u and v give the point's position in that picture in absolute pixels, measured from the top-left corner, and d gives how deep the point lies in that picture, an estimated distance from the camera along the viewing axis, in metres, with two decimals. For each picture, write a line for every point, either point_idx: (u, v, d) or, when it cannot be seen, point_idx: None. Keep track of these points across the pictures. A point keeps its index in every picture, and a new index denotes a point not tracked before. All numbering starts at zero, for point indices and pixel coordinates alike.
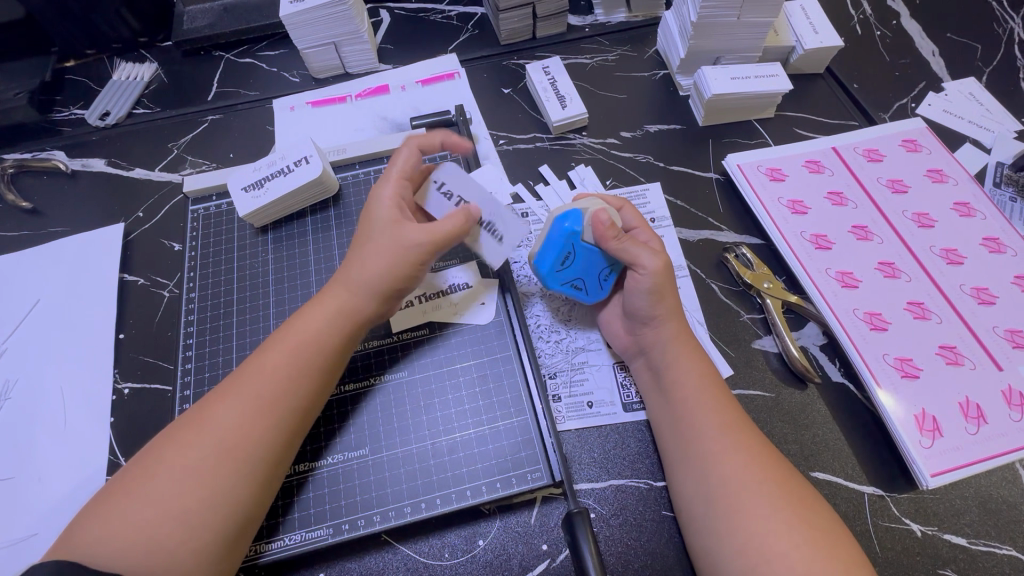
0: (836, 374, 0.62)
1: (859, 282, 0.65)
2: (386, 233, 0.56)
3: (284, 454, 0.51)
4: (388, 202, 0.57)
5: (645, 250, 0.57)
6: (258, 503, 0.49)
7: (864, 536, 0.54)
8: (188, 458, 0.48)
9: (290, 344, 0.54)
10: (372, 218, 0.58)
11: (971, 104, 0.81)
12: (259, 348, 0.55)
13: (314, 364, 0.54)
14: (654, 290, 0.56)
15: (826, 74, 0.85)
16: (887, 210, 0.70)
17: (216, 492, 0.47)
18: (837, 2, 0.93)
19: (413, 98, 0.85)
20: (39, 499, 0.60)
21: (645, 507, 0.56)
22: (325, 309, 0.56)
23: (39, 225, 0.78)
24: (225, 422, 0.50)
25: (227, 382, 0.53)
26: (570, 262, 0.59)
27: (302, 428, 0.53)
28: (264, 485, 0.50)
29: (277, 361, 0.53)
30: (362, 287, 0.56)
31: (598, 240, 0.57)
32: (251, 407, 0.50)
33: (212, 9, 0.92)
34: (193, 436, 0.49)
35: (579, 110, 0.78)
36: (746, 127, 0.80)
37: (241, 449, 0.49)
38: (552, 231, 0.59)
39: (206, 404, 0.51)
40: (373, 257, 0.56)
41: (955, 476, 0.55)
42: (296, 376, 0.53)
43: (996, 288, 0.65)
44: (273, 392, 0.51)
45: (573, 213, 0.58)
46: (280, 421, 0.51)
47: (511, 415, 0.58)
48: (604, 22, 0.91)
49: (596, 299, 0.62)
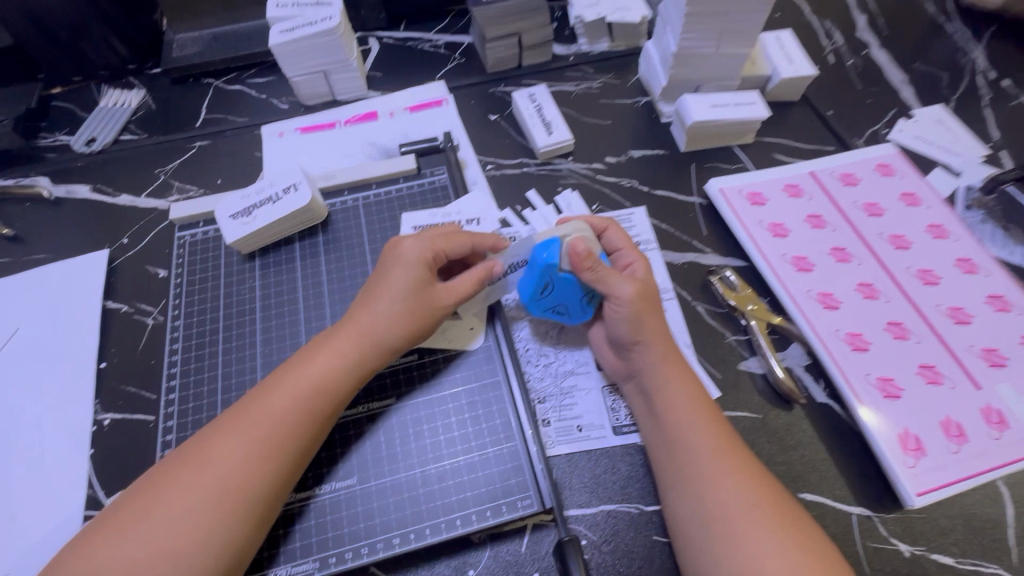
0: (821, 395, 0.63)
1: (839, 303, 0.67)
2: (413, 287, 0.57)
3: (282, 496, 0.51)
4: (421, 255, 0.58)
5: (617, 277, 0.58)
6: (252, 547, 0.48)
7: (853, 557, 0.54)
8: (185, 500, 0.47)
9: (298, 387, 0.53)
10: (401, 268, 0.58)
11: (940, 130, 0.85)
12: (264, 384, 0.54)
13: (320, 406, 0.53)
14: (633, 316, 0.58)
15: (802, 101, 0.88)
16: (864, 232, 0.72)
17: (211, 536, 0.46)
18: (810, 32, 0.97)
19: (402, 125, 0.86)
20: (11, 535, 0.58)
21: (636, 533, 0.55)
22: (335, 351, 0.55)
23: (20, 251, 0.77)
24: (227, 464, 0.49)
25: (228, 419, 0.52)
26: (550, 290, 0.60)
27: (302, 469, 0.52)
28: (259, 529, 0.49)
29: (284, 403, 0.52)
30: (375, 332, 0.56)
31: (573, 269, 0.57)
32: (254, 450, 0.50)
33: (202, 37, 0.93)
34: (190, 477, 0.48)
35: (565, 136, 0.80)
36: (726, 152, 0.83)
37: (241, 491, 0.48)
38: (531, 260, 0.60)
39: (206, 441, 0.50)
40: (394, 307, 0.56)
41: (939, 495, 0.55)
42: (300, 419, 0.52)
43: (971, 307, 0.67)
44: (277, 435, 0.51)
45: (549, 243, 0.58)
46: (282, 465, 0.50)
47: (501, 441, 0.58)
48: (588, 51, 0.94)
49: (582, 320, 0.63)
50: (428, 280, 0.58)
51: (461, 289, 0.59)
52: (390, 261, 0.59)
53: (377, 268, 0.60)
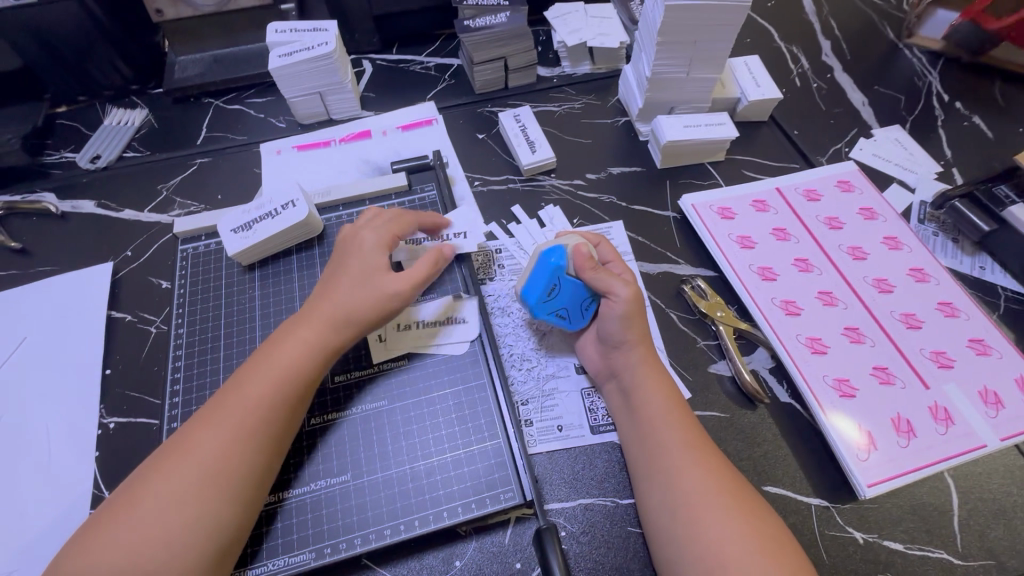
0: (784, 395, 0.68)
1: (801, 309, 0.72)
2: (372, 276, 0.62)
3: (264, 476, 0.54)
4: (378, 247, 0.64)
5: (617, 279, 0.63)
6: (240, 525, 0.52)
7: (812, 545, 0.59)
8: (175, 484, 0.50)
9: (271, 374, 0.57)
10: (361, 261, 0.63)
11: (897, 149, 0.91)
12: (238, 375, 0.58)
13: (293, 390, 0.57)
14: (626, 315, 0.62)
15: (770, 122, 0.94)
16: (825, 244, 0.78)
17: (200, 515, 0.50)
18: (778, 56, 1.03)
19: (394, 143, 0.91)
20: (19, 533, 0.61)
21: (612, 524, 0.59)
22: (303, 339, 0.59)
23: (27, 264, 0.80)
24: (208, 448, 0.52)
25: (208, 409, 0.55)
26: (556, 293, 0.65)
27: (281, 451, 0.56)
28: (246, 508, 0.52)
29: (257, 389, 0.56)
30: (341, 320, 0.60)
31: (577, 270, 0.63)
32: (232, 433, 0.53)
33: (203, 59, 0.98)
34: (177, 463, 0.52)
35: (548, 154, 0.85)
36: (700, 169, 0.88)
37: (225, 472, 0.52)
38: (538, 266, 0.65)
39: (189, 431, 0.54)
40: (357, 295, 0.61)
41: (890, 485, 0.60)
42: (275, 403, 0.56)
43: (922, 313, 0.72)
44: (255, 418, 0.54)
45: (557, 249, 0.64)
46: (260, 446, 0.54)
47: (485, 439, 0.62)
48: (570, 73, 1.00)
49: (580, 326, 0.67)
50: (384, 268, 0.63)
51: (415, 272, 0.63)
52: (352, 255, 0.64)
53: (337, 263, 0.65)
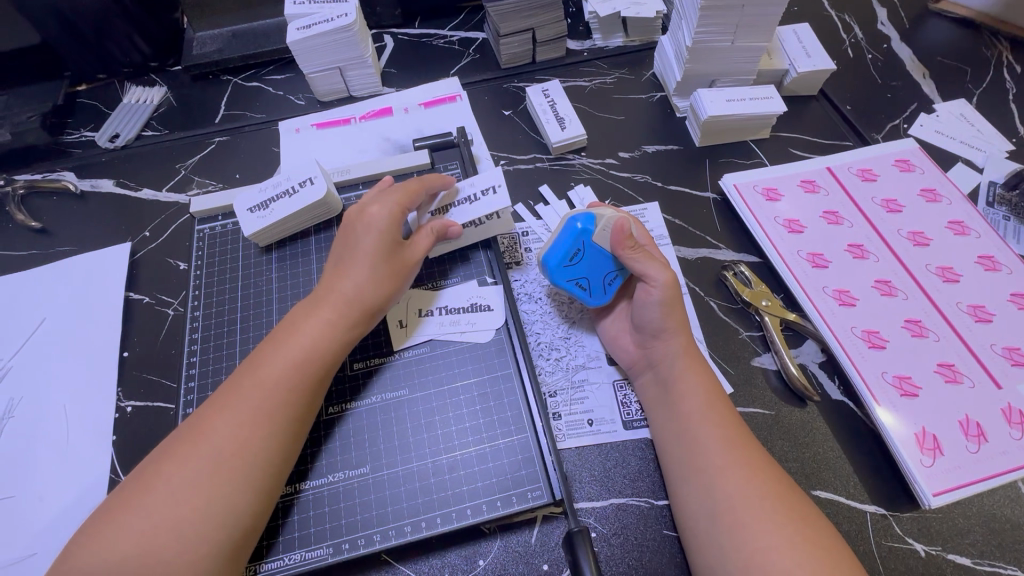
0: (836, 392, 0.62)
1: (856, 300, 0.66)
2: (388, 251, 0.59)
3: (282, 464, 0.51)
4: (389, 221, 0.59)
5: (654, 263, 0.58)
6: (257, 514, 0.49)
7: (868, 555, 0.54)
8: (187, 472, 0.48)
9: (289, 356, 0.54)
10: (375, 236, 0.59)
11: (962, 125, 0.83)
12: (253, 358, 0.55)
13: (313, 374, 0.54)
14: (665, 302, 0.58)
15: (820, 96, 0.87)
16: (882, 228, 0.71)
17: (213, 503, 0.47)
18: (829, 25, 0.95)
19: (416, 120, 0.86)
20: (37, 515, 0.60)
21: (645, 527, 0.55)
22: (321, 322, 0.56)
23: (48, 244, 0.79)
24: (223, 433, 0.50)
25: (222, 394, 0.53)
26: (579, 259, 0.61)
27: (300, 440, 0.53)
28: (262, 497, 0.50)
29: (273, 373, 0.53)
30: (361, 302, 0.58)
31: (613, 246, 0.59)
32: (247, 417, 0.51)
33: (221, 35, 0.95)
34: (188, 450, 0.49)
35: (578, 131, 0.80)
36: (742, 148, 0.82)
37: (240, 458, 0.49)
38: (565, 229, 0.61)
39: (203, 416, 0.52)
40: (375, 276, 0.58)
41: (957, 496, 0.55)
42: (292, 387, 0.53)
43: (992, 305, 0.65)
44: (270, 403, 0.52)
45: (586, 215, 0.61)
46: (278, 431, 0.51)
47: (512, 433, 0.58)
48: (602, 47, 0.93)
49: (599, 302, 0.62)
50: (397, 246, 0.60)
51: (419, 246, 0.62)
52: (363, 230, 0.59)
53: (349, 237, 0.60)
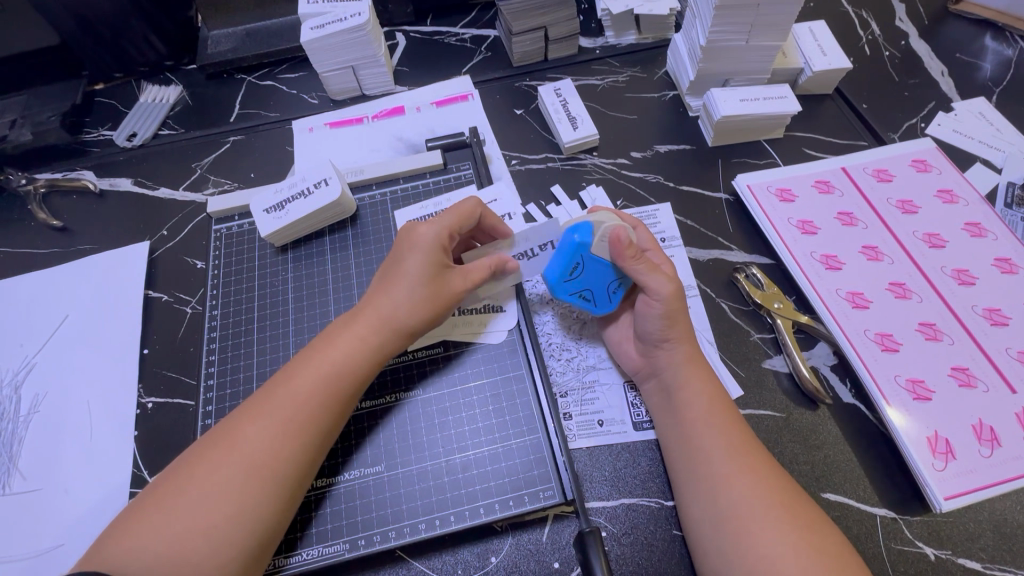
0: (847, 396, 0.62)
1: (869, 302, 0.66)
2: (431, 276, 0.57)
3: (307, 475, 0.53)
4: (437, 244, 0.58)
5: (657, 275, 0.58)
6: (280, 520, 0.51)
7: (878, 560, 0.54)
8: (219, 477, 0.49)
9: (322, 370, 0.55)
10: (421, 259, 0.58)
11: (981, 124, 0.82)
12: (285, 369, 0.56)
13: (343, 390, 0.55)
14: (666, 315, 0.57)
15: (835, 95, 0.86)
16: (897, 230, 0.71)
17: (244, 508, 0.49)
18: (846, 22, 0.94)
19: (429, 119, 0.87)
20: (62, 508, 0.62)
21: (656, 526, 0.56)
22: (355, 337, 0.56)
23: (68, 242, 0.81)
24: (255, 444, 0.51)
25: (254, 403, 0.54)
26: (579, 272, 0.60)
27: (325, 452, 0.55)
28: (287, 504, 0.51)
29: (307, 386, 0.54)
30: (395, 320, 0.57)
31: (613, 257, 0.58)
32: (279, 429, 0.52)
33: (235, 34, 0.95)
34: (220, 457, 0.51)
35: (591, 131, 0.80)
36: (756, 147, 0.81)
37: (271, 468, 0.51)
38: (563, 242, 0.60)
39: (233, 422, 0.53)
40: (414, 297, 0.57)
41: (966, 500, 0.55)
42: (324, 401, 0.54)
43: (1009, 308, 0.65)
44: (301, 417, 0.53)
45: (583, 226, 0.58)
46: (310, 443, 0.52)
47: (523, 433, 0.59)
48: (614, 44, 0.93)
49: (603, 311, 0.63)
50: (443, 273, 0.58)
51: (472, 277, 0.59)
52: (408, 250, 0.58)
53: (395, 255, 0.60)
